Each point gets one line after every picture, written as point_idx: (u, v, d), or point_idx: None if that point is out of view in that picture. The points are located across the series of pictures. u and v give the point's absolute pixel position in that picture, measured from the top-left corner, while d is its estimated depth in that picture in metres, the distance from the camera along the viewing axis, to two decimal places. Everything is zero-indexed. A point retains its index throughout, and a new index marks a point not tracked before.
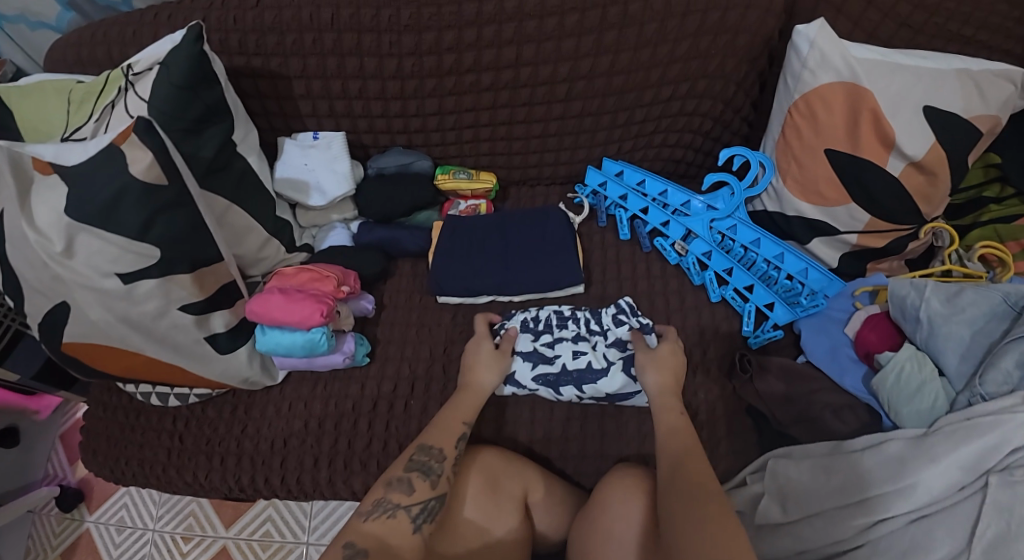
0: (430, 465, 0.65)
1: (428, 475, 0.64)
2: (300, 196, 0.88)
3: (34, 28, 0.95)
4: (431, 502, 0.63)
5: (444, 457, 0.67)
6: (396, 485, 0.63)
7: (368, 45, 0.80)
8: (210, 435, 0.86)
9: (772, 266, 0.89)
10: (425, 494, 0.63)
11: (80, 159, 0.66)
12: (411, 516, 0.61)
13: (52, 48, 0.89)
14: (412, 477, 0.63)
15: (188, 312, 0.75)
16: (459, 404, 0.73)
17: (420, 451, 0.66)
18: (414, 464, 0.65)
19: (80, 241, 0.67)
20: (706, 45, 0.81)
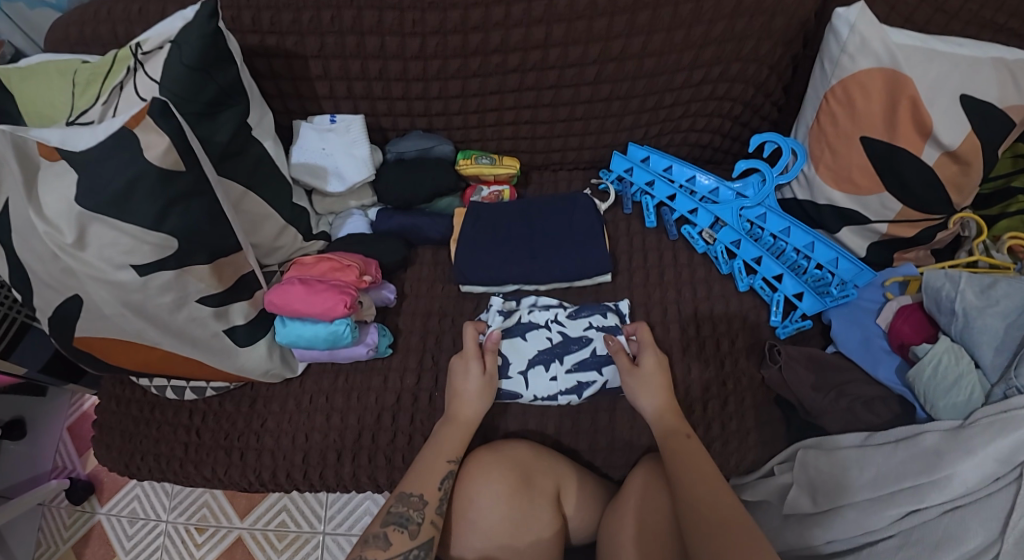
0: (408, 515, 0.63)
1: (406, 526, 0.62)
2: (318, 182, 0.85)
3: (33, 7, 0.91)
4: (413, 551, 0.61)
5: (424, 503, 0.65)
6: (373, 541, 0.61)
7: (389, 23, 0.76)
8: (228, 430, 0.84)
9: (802, 255, 0.87)
10: (405, 545, 0.61)
11: (88, 145, 0.61)
12: None
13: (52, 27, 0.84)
14: (388, 532, 0.61)
15: (207, 305, 0.72)
16: (440, 443, 0.70)
17: (397, 502, 0.64)
18: (390, 517, 0.63)
19: (93, 232, 0.63)
20: (741, 27, 0.78)
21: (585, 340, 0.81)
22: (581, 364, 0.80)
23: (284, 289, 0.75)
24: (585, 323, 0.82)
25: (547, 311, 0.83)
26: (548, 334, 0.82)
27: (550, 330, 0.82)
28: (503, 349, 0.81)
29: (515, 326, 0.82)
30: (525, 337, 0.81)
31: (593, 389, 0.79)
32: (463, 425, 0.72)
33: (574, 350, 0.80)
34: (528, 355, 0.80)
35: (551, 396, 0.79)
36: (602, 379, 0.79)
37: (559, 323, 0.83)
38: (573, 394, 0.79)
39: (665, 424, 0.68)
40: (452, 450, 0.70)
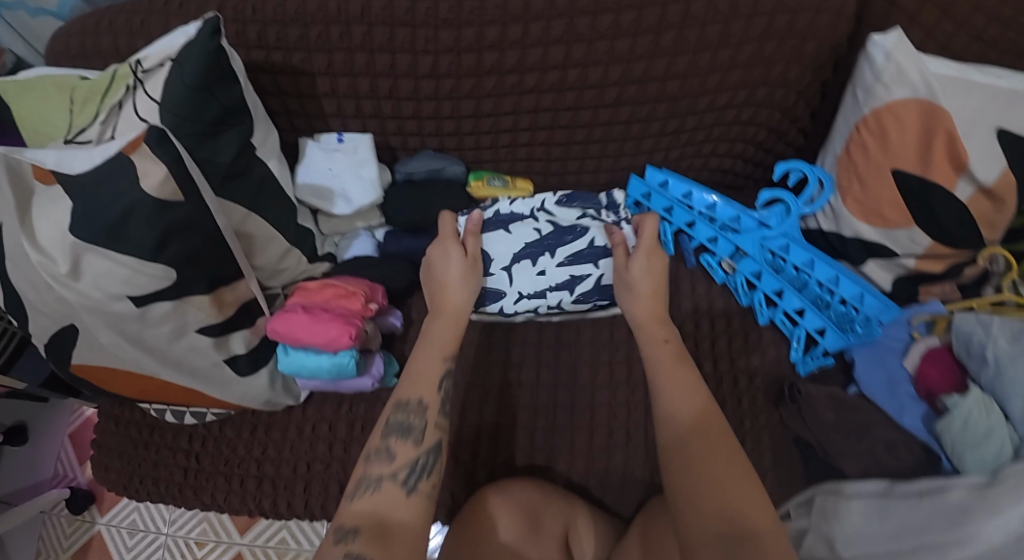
0: (410, 422, 0.60)
1: (410, 434, 0.59)
2: (324, 204, 0.81)
3: (34, 15, 0.88)
4: (420, 459, 0.59)
5: (424, 407, 0.61)
6: (376, 457, 0.58)
7: (401, 40, 0.72)
8: (228, 457, 0.82)
9: (827, 289, 0.81)
10: (409, 455, 0.58)
11: (84, 168, 0.58)
12: (399, 484, 0.56)
13: (55, 38, 0.82)
14: (390, 445, 0.58)
15: (206, 335, 0.69)
16: (416, 370, 0.64)
17: (397, 410, 0.61)
18: (391, 428, 0.60)
19: (87, 262, 0.61)
20: (770, 50, 0.75)
21: (579, 231, 0.80)
22: (574, 259, 0.80)
23: (286, 318, 0.72)
24: (578, 211, 0.84)
25: (530, 202, 0.84)
26: (535, 226, 0.81)
27: (537, 223, 0.82)
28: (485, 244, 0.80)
29: (497, 219, 0.82)
30: (508, 230, 0.80)
31: (587, 284, 0.80)
32: (458, 319, 0.69)
33: (568, 242, 0.80)
34: (515, 250, 0.80)
35: (541, 293, 0.80)
36: (597, 273, 0.80)
37: (545, 213, 0.84)
38: (565, 291, 0.80)
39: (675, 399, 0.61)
40: (433, 375, 0.64)
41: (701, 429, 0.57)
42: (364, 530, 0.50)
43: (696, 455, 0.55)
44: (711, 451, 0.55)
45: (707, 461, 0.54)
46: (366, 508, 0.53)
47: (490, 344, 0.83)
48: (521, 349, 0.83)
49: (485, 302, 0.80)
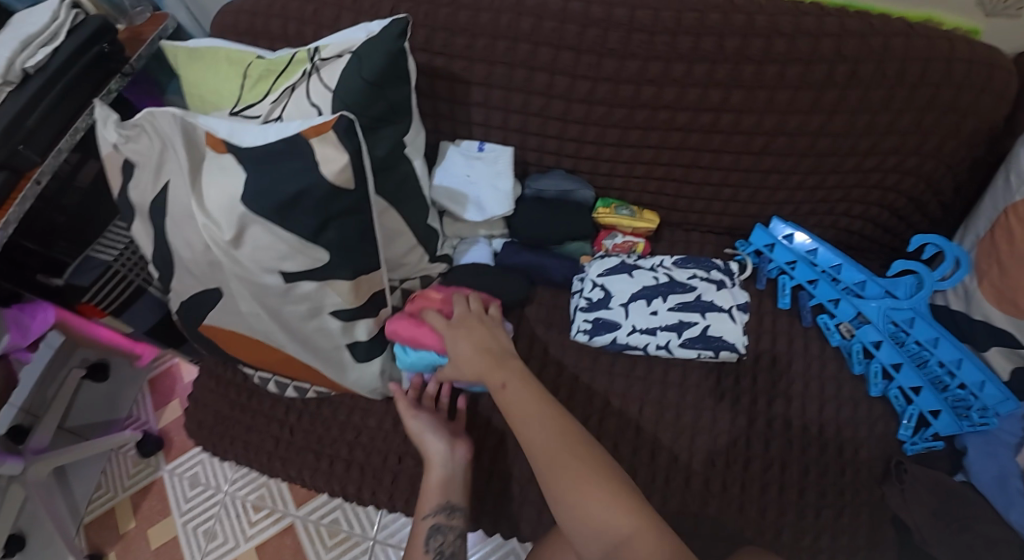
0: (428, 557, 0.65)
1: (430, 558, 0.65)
2: (458, 209, 0.82)
3: None
4: None
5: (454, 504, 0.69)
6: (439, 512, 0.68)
7: (563, 62, 0.74)
8: (321, 435, 0.84)
9: (947, 370, 0.80)
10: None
11: (253, 143, 0.63)
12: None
13: (226, 14, 0.88)
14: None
15: (338, 318, 0.71)
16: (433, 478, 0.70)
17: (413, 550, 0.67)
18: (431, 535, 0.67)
19: (249, 234, 0.63)
20: (929, 123, 0.75)
21: (689, 286, 0.79)
22: (683, 305, 0.78)
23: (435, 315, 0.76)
24: (691, 272, 0.81)
25: (652, 259, 0.83)
26: (654, 274, 0.81)
27: (655, 271, 0.81)
28: (606, 283, 0.80)
29: (620, 265, 0.82)
30: (631, 273, 0.81)
31: (694, 331, 0.76)
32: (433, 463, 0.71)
33: (678, 292, 0.79)
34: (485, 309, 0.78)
35: (651, 330, 0.76)
36: (704, 322, 0.76)
37: (665, 269, 0.82)
38: (673, 332, 0.76)
39: (524, 427, 0.62)
40: (439, 489, 0.69)
41: (542, 412, 0.62)
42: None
43: (566, 464, 0.56)
44: (538, 426, 0.61)
45: (553, 460, 0.57)
46: None
47: (591, 371, 0.82)
48: (624, 380, 0.81)
49: (597, 330, 0.77)
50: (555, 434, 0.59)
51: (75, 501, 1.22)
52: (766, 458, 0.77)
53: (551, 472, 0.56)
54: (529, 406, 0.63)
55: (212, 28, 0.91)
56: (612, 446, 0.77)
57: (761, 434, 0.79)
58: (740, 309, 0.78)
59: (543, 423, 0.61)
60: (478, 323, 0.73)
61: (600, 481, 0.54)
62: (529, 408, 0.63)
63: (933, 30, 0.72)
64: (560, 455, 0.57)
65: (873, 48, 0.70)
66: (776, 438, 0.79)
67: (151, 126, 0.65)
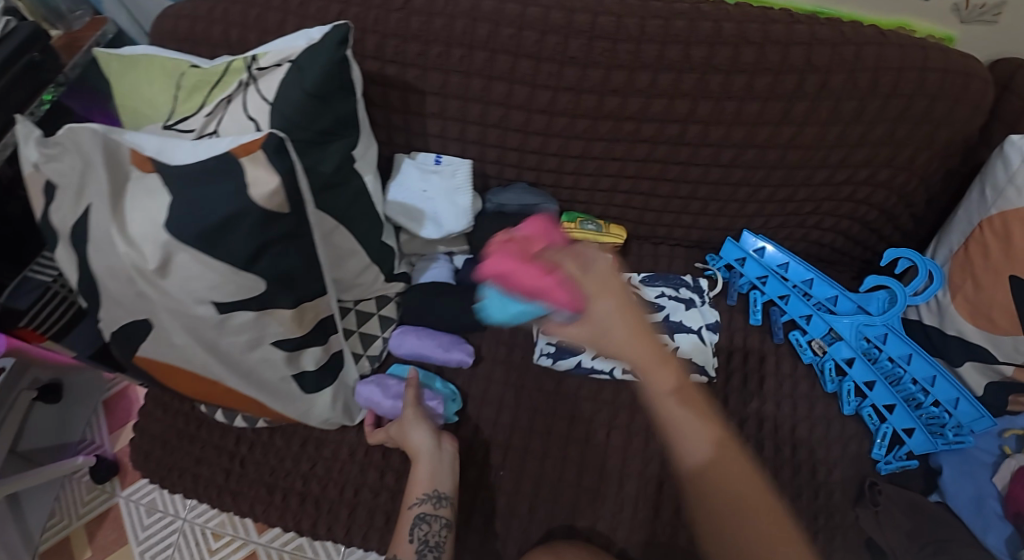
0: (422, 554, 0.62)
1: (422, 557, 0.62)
2: (413, 226, 0.78)
3: None
4: None
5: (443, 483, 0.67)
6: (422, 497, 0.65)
7: (522, 71, 0.69)
8: (274, 466, 0.79)
9: (921, 388, 0.78)
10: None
11: (186, 160, 0.59)
12: None
13: (164, 18, 0.82)
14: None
15: (281, 348, 0.66)
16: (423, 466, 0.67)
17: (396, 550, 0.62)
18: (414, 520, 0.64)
19: (177, 262, 0.58)
20: (901, 134, 0.72)
21: (659, 307, 0.81)
22: None
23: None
24: (659, 291, 0.82)
25: None
26: None
27: None
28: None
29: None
30: None
31: (662, 354, 0.77)
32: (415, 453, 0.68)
33: (646, 313, 0.78)
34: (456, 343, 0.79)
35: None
36: (674, 344, 0.78)
37: (633, 287, 0.81)
38: None
39: (675, 413, 0.47)
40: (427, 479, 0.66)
41: (690, 391, 0.48)
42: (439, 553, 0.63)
43: (724, 473, 0.46)
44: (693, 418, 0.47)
45: (741, 499, 0.45)
46: None
47: (556, 395, 0.78)
48: (591, 403, 0.78)
49: (563, 354, 0.78)
50: (741, 473, 0.46)
51: (30, 529, 1.13)
52: None
53: (755, 528, 0.44)
54: (700, 425, 0.47)
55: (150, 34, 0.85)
56: (579, 474, 0.74)
57: None
58: (708, 330, 0.81)
59: (689, 415, 0.47)
60: (624, 289, 0.49)
61: (776, 525, 0.44)
62: (694, 423, 0.47)
63: (906, 38, 0.70)
64: (754, 504, 0.45)
65: (844, 58, 0.67)
66: None
67: (72, 143, 0.58)
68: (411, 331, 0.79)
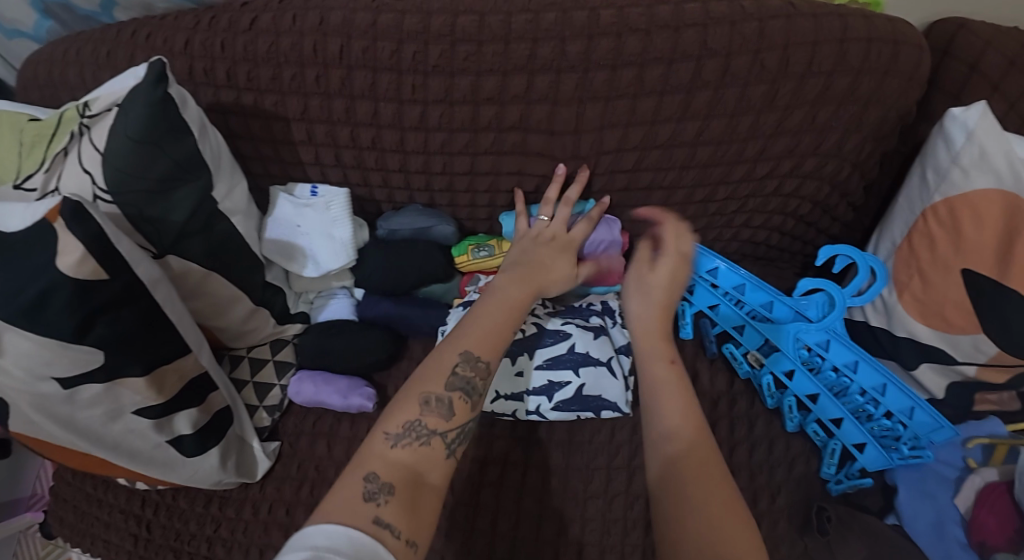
0: (472, 381, 0.51)
1: (470, 394, 0.50)
2: (292, 265, 0.73)
3: (11, 37, 0.82)
4: (469, 424, 0.50)
5: (489, 371, 0.52)
6: (435, 405, 0.48)
7: (385, 87, 0.63)
8: (179, 530, 0.74)
9: (870, 399, 0.69)
10: (463, 417, 0.49)
11: (17, 228, 0.51)
12: (445, 444, 0.47)
13: (26, 63, 0.77)
14: (453, 399, 0.49)
15: (145, 416, 0.61)
16: (490, 309, 0.57)
17: (465, 363, 0.51)
18: (456, 382, 0.50)
19: (7, 340, 0.53)
20: (824, 117, 0.63)
21: (562, 334, 0.70)
22: (551, 362, 0.69)
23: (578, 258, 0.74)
24: (565, 320, 0.72)
25: None
26: (521, 325, 0.71)
27: (523, 322, 0.71)
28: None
29: None
30: None
31: (567, 393, 0.67)
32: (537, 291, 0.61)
33: (547, 344, 0.70)
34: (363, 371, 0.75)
35: (518, 397, 0.69)
36: (578, 382, 0.67)
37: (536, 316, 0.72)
38: (543, 396, 0.68)
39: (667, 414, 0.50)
40: (516, 313, 0.58)
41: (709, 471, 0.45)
42: (398, 491, 0.43)
43: (689, 484, 0.44)
44: (711, 491, 0.43)
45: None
46: (405, 460, 0.45)
47: (468, 434, 0.73)
48: (506, 440, 0.72)
49: None
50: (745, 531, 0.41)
51: None
52: None
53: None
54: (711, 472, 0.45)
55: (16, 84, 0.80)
56: (493, 522, 0.67)
57: None
58: (620, 358, 0.70)
59: (717, 495, 0.43)
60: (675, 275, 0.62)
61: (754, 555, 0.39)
62: (713, 485, 0.44)
63: (819, 7, 0.61)
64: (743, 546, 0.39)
65: (744, 37, 0.58)
66: None
67: None
68: (308, 377, 0.74)
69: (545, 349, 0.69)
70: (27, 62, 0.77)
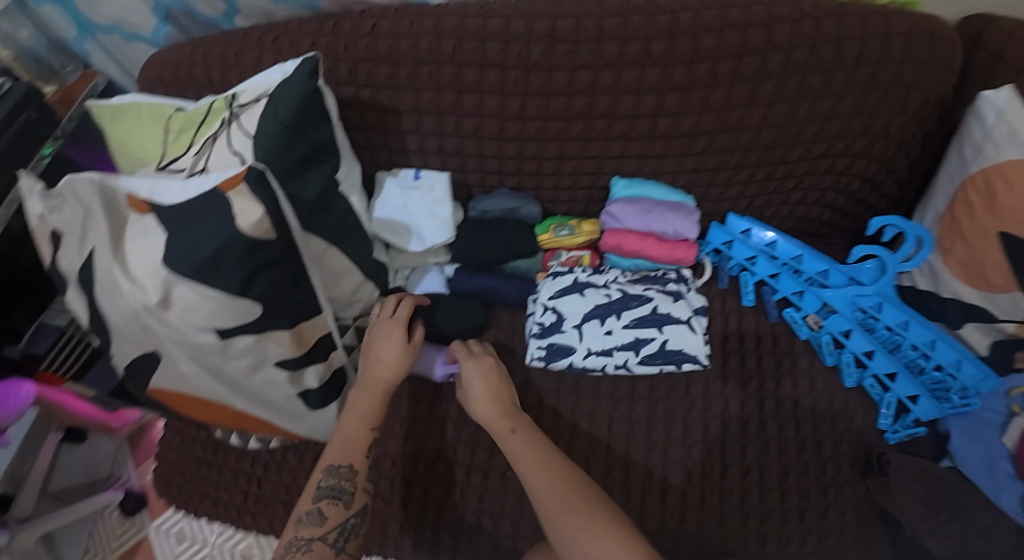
0: (340, 487, 0.64)
1: (340, 498, 0.64)
2: (399, 241, 0.82)
3: (129, 40, 0.91)
4: (350, 520, 0.64)
5: (354, 474, 0.66)
6: (307, 520, 0.62)
7: (490, 81, 0.72)
8: (289, 484, 0.82)
9: (922, 353, 0.77)
10: (339, 518, 0.63)
11: (176, 200, 0.60)
12: (329, 545, 0.61)
13: (151, 64, 0.87)
14: (321, 508, 0.62)
15: (284, 368, 0.69)
16: (354, 408, 0.69)
17: (328, 476, 0.64)
18: (320, 493, 0.63)
19: (177, 295, 0.61)
20: (873, 103, 0.72)
21: (645, 298, 0.79)
22: (639, 321, 0.78)
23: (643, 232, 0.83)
24: (644, 286, 0.81)
25: (604, 275, 0.83)
26: (606, 292, 0.81)
27: (608, 289, 0.81)
28: (558, 305, 0.80)
29: (572, 284, 0.81)
30: (582, 292, 0.80)
31: (652, 348, 0.77)
32: (384, 391, 0.70)
33: (633, 307, 0.79)
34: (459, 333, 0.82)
35: (607, 352, 0.77)
36: (662, 337, 0.77)
37: (618, 284, 0.82)
38: (630, 350, 0.77)
39: (593, 543, 0.52)
40: (370, 416, 0.69)
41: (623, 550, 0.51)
42: None
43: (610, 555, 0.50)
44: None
45: None
46: None
47: (556, 392, 0.80)
48: (590, 397, 0.80)
49: (554, 357, 0.78)
50: None
51: None
52: (742, 464, 0.75)
53: None
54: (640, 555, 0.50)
55: (141, 84, 0.89)
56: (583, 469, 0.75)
57: (735, 439, 0.76)
58: (698, 318, 0.79)
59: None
60: (494, 373, 0.71)
61: None
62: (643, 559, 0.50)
63: (867, 7, 0.70)
64: None
65: (805, 33, 0.67)
66: (751, 442, 0.76)
67: (73, 194, 0.62)
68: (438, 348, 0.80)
69: (631, 311, 0.79)
70: (150, 63, 0.87)
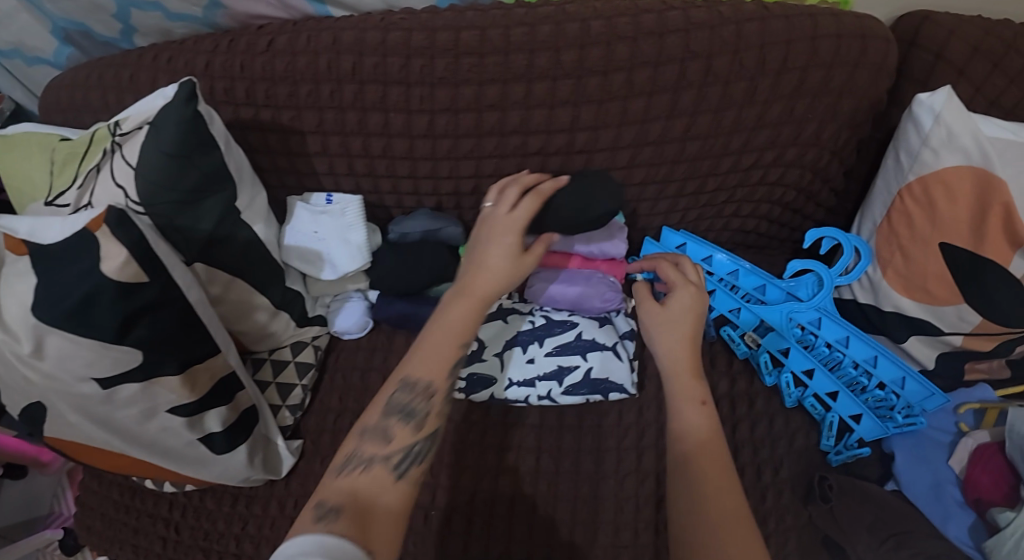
0: (414, 407, 0.53)
1: (411, 419, 0.53)
2: (311, 268, 0.77)
3: (31, 64, 0.86)
4: (417, 445, 0.52)
5: (433, 393, 0.53)
6: (372, 435, 0.52)
7: (395, 98, 0.67)
8: (207, 529, 0.78)
9: (863, 371, 0.73)
10: (407, 439, 0.52)
11: (58, 237, 0.55)
12: (390, 468, 0.50)
13: (49, 89, 0.82)
14: (390, 425, 0.52)
15: (178, 415, 0.64)
16: (449, 320, 0.56)
17: (401, 390, 0.53)
18: (393, 408, 0.53)
19: (49, 343, 0.56)
20: (801, 110, 0.68)
21: (569, 324, 0.77)
22: (562, 348, 0.75)
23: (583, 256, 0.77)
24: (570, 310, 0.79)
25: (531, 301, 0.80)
26: (531, 318, 0.78)
27: (533, 315, 0.78)
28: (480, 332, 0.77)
29: (496, 310, 0.79)
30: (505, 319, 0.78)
31: (576, 376, 0.74)
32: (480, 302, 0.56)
33: (556, 333, 0.76)
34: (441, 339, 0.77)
35: (529, 382, 0.74)
36: (586, 365, 0.74)
37: (544, 310, 0.79)
38: (553, 380, 0.74)
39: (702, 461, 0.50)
40: (462, 331, 0.56)
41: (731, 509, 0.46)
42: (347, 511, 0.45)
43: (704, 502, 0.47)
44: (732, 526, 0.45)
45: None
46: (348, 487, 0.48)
47: (484, 422, 0.76)
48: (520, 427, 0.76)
49: (474, 388, 0.75)
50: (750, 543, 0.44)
51: None
52: None
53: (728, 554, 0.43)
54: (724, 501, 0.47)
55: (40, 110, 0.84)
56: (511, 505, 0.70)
57: None
58: (624, 343, 0.76)
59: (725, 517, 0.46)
60: (679, 299, 0.61)
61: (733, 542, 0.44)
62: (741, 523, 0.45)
63: (791, 8, 0.65)
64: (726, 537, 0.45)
65: (725, 38, 0.63)
66: None
67: None
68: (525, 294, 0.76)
69: (556, 337, 0.76)
70: (48, 89, 0.82)
